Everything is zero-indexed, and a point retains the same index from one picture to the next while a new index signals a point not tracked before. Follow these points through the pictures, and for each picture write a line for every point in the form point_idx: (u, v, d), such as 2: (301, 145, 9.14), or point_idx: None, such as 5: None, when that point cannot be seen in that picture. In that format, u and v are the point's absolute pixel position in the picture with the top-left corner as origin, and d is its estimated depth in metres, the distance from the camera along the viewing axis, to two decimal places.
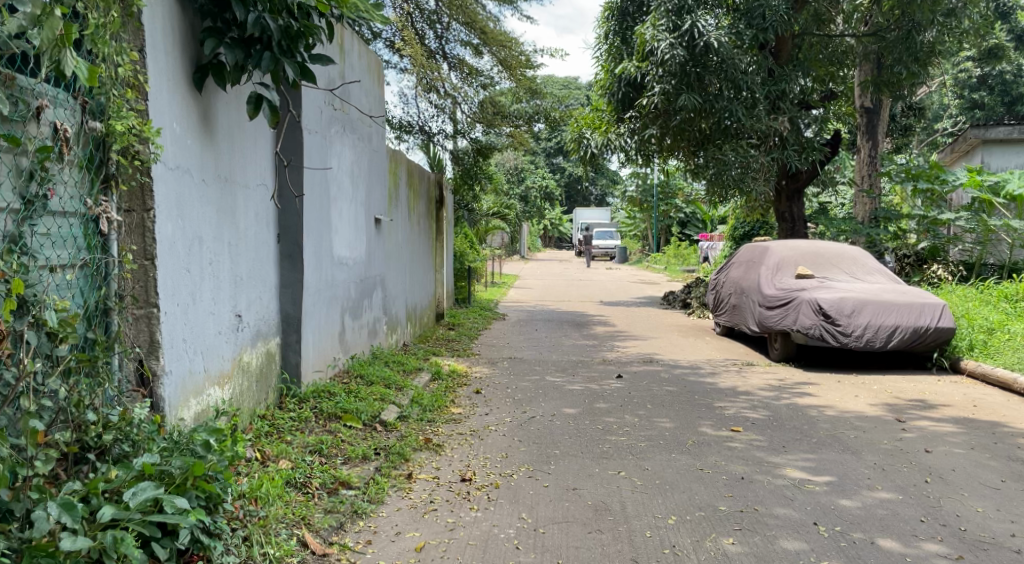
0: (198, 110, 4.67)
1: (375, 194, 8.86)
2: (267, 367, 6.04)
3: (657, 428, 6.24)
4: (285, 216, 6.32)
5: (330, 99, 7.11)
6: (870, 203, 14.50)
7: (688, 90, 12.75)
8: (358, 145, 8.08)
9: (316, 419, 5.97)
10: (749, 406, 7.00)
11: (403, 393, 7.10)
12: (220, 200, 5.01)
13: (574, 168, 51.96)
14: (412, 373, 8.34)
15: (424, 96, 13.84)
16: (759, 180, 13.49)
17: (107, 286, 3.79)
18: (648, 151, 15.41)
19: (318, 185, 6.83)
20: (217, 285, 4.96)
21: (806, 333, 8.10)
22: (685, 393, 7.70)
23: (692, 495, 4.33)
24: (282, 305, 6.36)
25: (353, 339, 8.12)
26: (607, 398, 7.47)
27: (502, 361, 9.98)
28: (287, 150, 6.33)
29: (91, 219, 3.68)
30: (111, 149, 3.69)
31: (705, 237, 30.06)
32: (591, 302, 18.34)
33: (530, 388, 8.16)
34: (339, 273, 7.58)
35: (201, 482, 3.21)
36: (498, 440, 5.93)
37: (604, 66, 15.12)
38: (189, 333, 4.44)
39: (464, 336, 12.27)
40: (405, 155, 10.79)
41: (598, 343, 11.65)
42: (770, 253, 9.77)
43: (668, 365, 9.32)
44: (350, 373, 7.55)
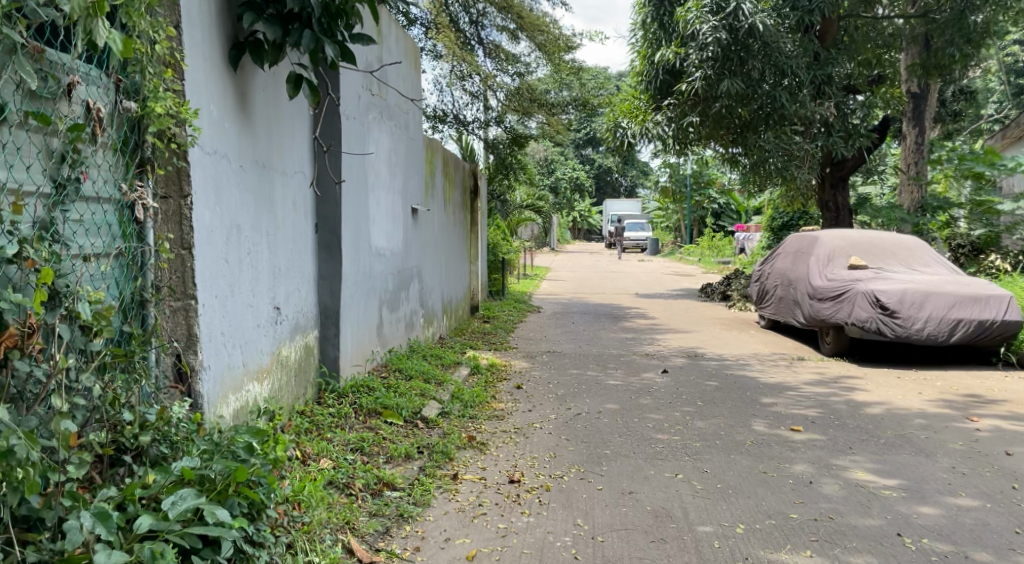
0: (236, 92, 4.47)
1: (412, 183, 8.64)
2: (306, 361, 5.86)
3: (711, 426, 5.96)
4: (323, 206, 6.11)
5: (367, 84, 6.89)
6: (916, 192, 14.12)
7: (731, 76, 12.44)
8: (395, 132, 7.87)
9: (356, 415, 5.78)
10: (805, 403, 6.69)
11: (443, 389, 6.89)
12: (258, 187, 4.81)
13: (604, 160, 51.50)
14: (451, 368, 8.12)
15: (458, 83, 13.62)
16: (803, 169, 13.20)
17: (143, 277, 3.60)
18: (686, 140, 15.08)
19: (357, 172, 6.62)
20: (256, 276, 4.76)
21: (861, 327, 7.77)
22: (734, 388, 7.40)
23: (760, 502, 4.08)
24: (320, 298, 6.17)
25: (391, 333, 7.92)
26: (653, 394, 7.20)
27: (541, 355, 9.72)
28: (325, 136, 6.12)
29: (127, 206, 3.48)
30: (147, 131, 3.50)
31: (741, 228, 29.58)
32: (627, 295, 18.03)
33: (572, 383, 7.90)
34: (377, 264, 7.37)
35: (243, 488, 3.00)
36: (545, 438, 5.68)
37: (642, 52, 14.80)
38: (228, 326, 4.25)
39: (500, 330, 12.03)
40: (441, 143, 10.56)
41: (638, 337, 11.35)
42: (821, 243, 9.47)
43: (713, 360, 9.00)
44: (388, 367, 7.35)
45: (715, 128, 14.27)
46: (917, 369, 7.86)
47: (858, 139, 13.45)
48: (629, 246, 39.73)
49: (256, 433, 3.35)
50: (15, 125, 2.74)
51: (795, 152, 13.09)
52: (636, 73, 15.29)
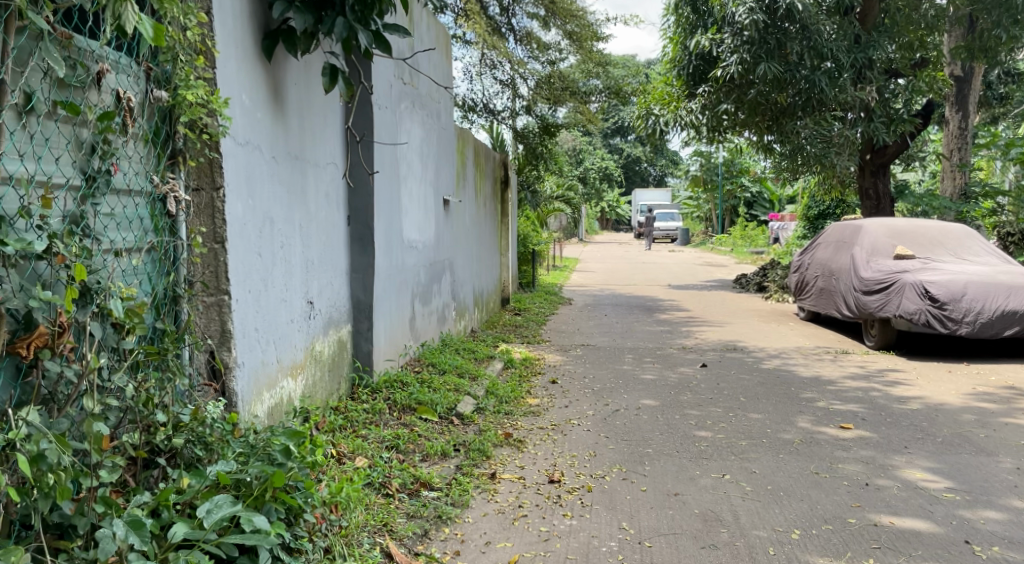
0: (268, 82, 4.36)
1: (444, 173, 8.51)
2: (339, 356, 5.76)
3: (755, 422, 5.82)
4: (356, 198, 6.00)
5: (399, 73, 6.76)
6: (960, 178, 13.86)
7: (767, 59, 12.40)
8: (427, 122, 7.74)
9: (390, 411, 5.69)
10: (851, 398, 6.51)
11: (477, 384, 6.77)
12: (291, 179, 4.70)
13: (633, 149, 51.10)
14: (484, 362, 8.00)
15: (489, 71, 13.51)
16: (843, 156, 12.94)
17: (176, 272, 3.50)
18: (720, 127, 14.87)
19: (389, 162, 6.49)
20: (289, 270, 4.65)
21: (910, 319, 7.57)
22: (775, 382, 7.23)
23: (814, 505, 3.97)
24: (353, 291, 6.06)
25: (424, 326, 7.82)
26: (692, 388, 7.05)
27: (575, 348, 9.58)
28: (357, 125, 6.00)
29: (158, 198, 3.38)
30: (179, 121, 3.40)
31: (776, 218, 29.21)
32: (659, 286, 17.83)
33: (609, 377, 7.76)
34: (410, 257, 7.25)
35: (280, 493, 2.89)
36: (583, 436, 5.55)
37: (675, 39, 14.61)
38: (261, 322, 4.15)
39: (532, 322, 11.90)
40: (473, 133, 10.41)
41: (673, 329, 11.17)
42: (864, 232, 9.30)
43: (752, 354, 8.82)
44: (421, 361, 7.25)
45: (750, 115, 14.03)
46: (967, 363, 7.62)
47: (898, 125, 13.35)
48: (659, 237, 39.39)
49: (292, 435, 3.24)
50: (44, 115, 2.63)
51: (833, 137, 12.95)
52: (668, 60, 15.06)
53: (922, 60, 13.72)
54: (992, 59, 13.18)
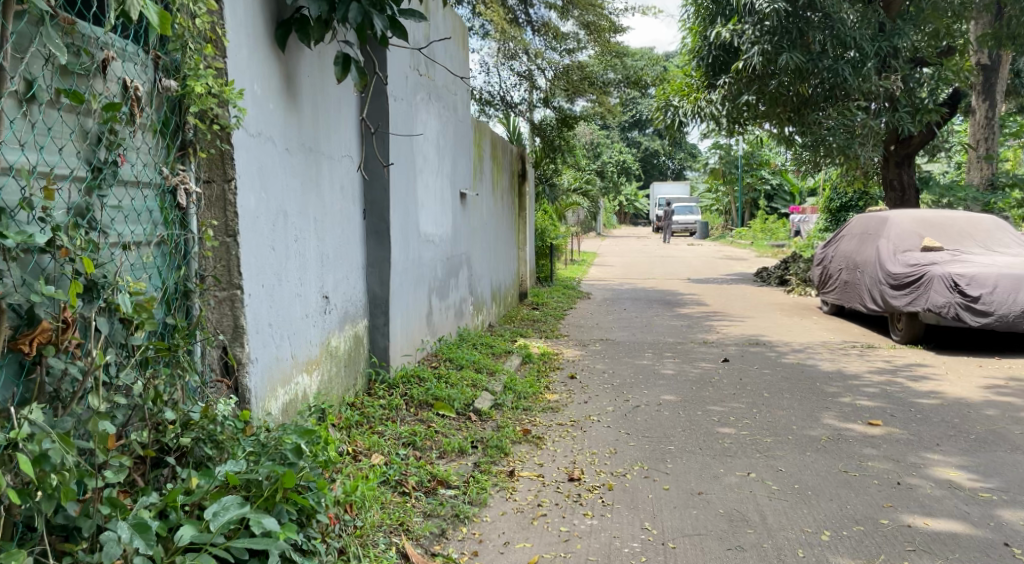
0: (281, 71, 4.27)
1: (460, 166, 8.40)
2: (355, 351, 5.68)
3: (780, 419, 5.70)
4: (371, 190, 5.91)
5: (415, 64, 6.66)
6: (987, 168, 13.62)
7: (789, 48, 12.61)
8: (443, 114, 7.64)
9: (407, 407, 5.61)
10: (878, 393, 6.38)
11: (495, 379, 6.68)
12: (305, 171, 4.61)
13: (651, 143, 50.83)
14: (502, 357, 7.91)
15: (506, 62, 13.41)
16: (867, 146, 12.98)
17: (187, 266, 3.42)
18: (740, 119, 14.72)
19: (405, 154, 6.40)
20: (304, 264, 4.57)
21: (939, 314, 7.48)
22: (800, 376, 7.09)
23: (844, 505, 3.89)
24: (369, 286, 5.98)
25: (441, 321, 7.73)
26: (715, 383, 6.93)
27: (594, 343, 9.47)
28: (372, 117, 5.91)
29: (168, 190, 3.29)
30: (188, 111, 3.31)
31: (796, 211, 28.98)
32: (679, 280, 17.68)
33: (629, 372, 7.64)
34: (426, 250, 7.16)
35: (292, 495, 2.81)
36: (603, 432, 5.46)
37: (694, 30, 14.53)
38: (275, 317, 4.07)
39: (550, 317, 11.80)
40: (490, 126, 10.30)
41: (693, 323, 11.03)
42: (890, 222, 9.30)
43: (775, 350, 8.68)
44: (438, 357, 7.17)
45: (771, 105, 13.88)
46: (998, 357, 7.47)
47: (923, 114, 13.30)
48: (677, 231, 39.14)
49: (304, 434, 3.15)
50: (46, 104, 2.56)
51: (857, 127, 13.01)
52: (687, 51, 14.97)
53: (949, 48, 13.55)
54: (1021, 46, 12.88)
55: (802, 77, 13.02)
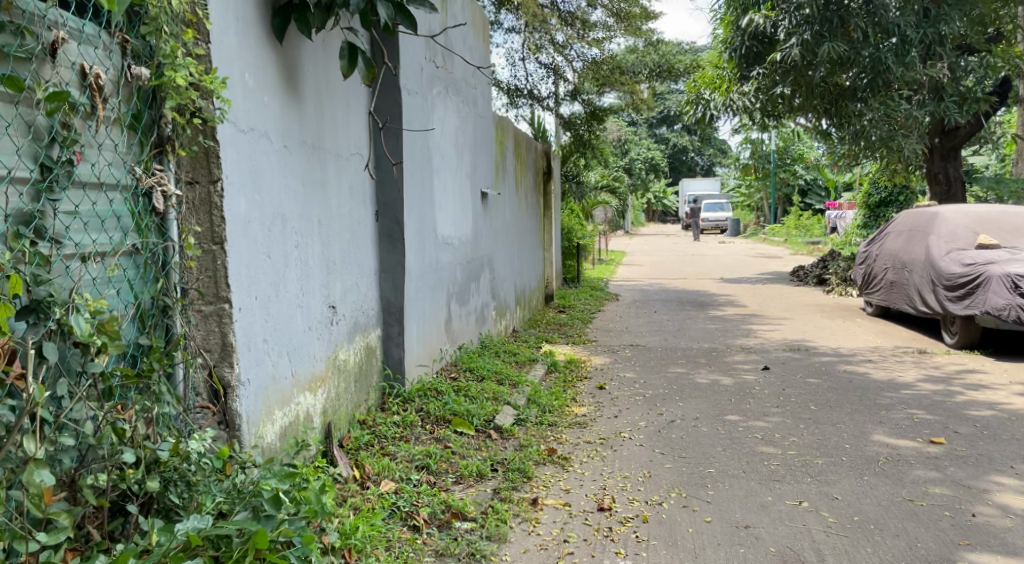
0: (280, 60, 3.88)
1: (481, 164, 8.00)
2: (367, 363, 5.29)
3: (829, 437, 5.30)
4: (384, 191, 5.52)
5: (430, 55, 6.27)
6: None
7: (829, 38, 12.22)
8: (462, 109, 7.23)
9: (423, 423, 5.22)
10: (935, 404, 5.92)
11: (518, 391, 6.29)
12: (307, 170, 4.23)
13: (679, 138, 50.18)
14: (525, 366, 7.52)
15: (533, 53, 13.00)
16: (911, 138, 12.77)
17: (166, 278, 3.04)
18: (774, 111, 14.26)
19: (420, 151, 6.00)
20: (306, 272, 4.18)
21: (999, 316, 7.87)
22: (846, 386, 6.64)
23: (913, 543, 3.59)
24: (382, 293, 5.59)
25: (461, 329, 7.34)
26: (756, 395, 6.51)
27: (624, 349, 9.09)
28: (383, 113, 5.51)
29: (141, 193, 2.91)
30: (166, 105, 2.94)
31: (832, 207, 28.26)
32: (712, 279, 17.22)
33: (661, 382, 7.24)
34: (444, 254, 6.76)
35: (266, 556, 2.52)
36: (636, 452, 5.09)
37: (727, 19, 14.15)
38: (272, 331, 3.68)
39: (577, 320, 11.42)
40: (513, 123, 9.91)
41: (728, 327, 10.60)
42: (942, 221, 9.72)
43: (816, 359, 8.21)
44: (458, 367, 6.77)
45: (807, 96, 13.44)
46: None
47: (971, 104, 12.96)
48: (708, 228, 38.47)
49: (285, 477, 2.84)
50: None
51: (901, 119, 12.77)
52: (720, 41, 14.59)
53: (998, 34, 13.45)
54: None
55: (842, 66, 12.65)
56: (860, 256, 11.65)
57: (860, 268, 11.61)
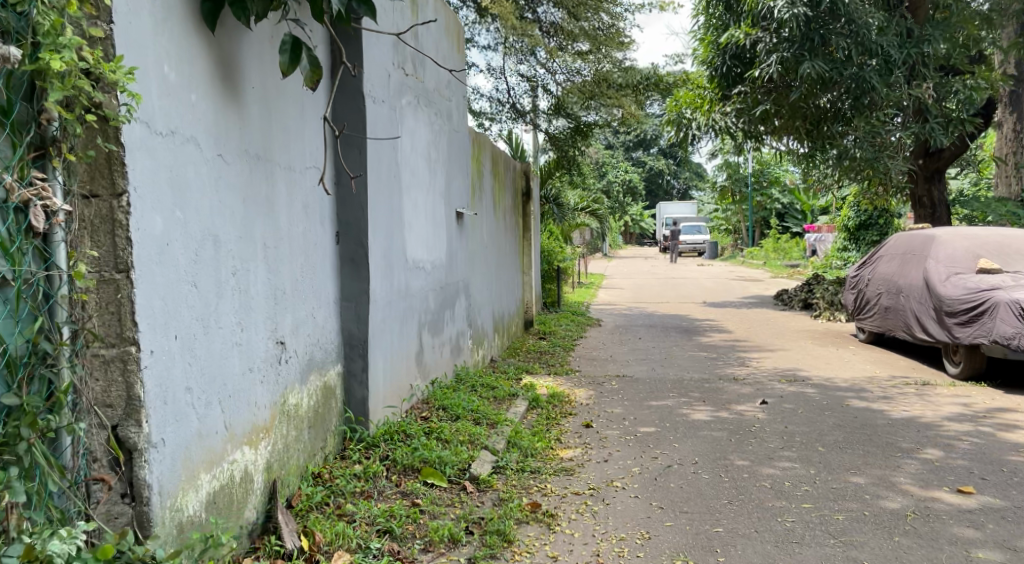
0: (216, 54, 3.29)
1: (457, 181, 7.43)
2: (325, 405, 4.66)
3: (846, 488, 4.79)
4: (346, 210, 4.95)
5: (398, 60, 5.69)
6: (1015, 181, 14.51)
7: (810, 57, 11.84)
8: (435, 122, 6.66)
9: (388, 474, 4.60)
10: (957, 457, 5.42)
11: (497, 432, 5.68)
12: (250, 184, 3.63)
13: (656, 162, 50.22)
14: (505, 402, 6.87)
15: (515, 64, 12.57)
16: (896, 159, 12.48)
17: (49, 316, 2.42)
18: (755, 131, 13.93)
19: (388, 166, 5.42)
20: (249, 303, 3.55)
21: (1006, 343, 7.42)
22: (856, 432, 6.16)
23: None
24: (344, 324, 4.99)
25: (435, 361, 6.73)
26: (758, 437, 6.10)
27: (610, 380, 8.56)
28: (344, 123, 4.94)
29: (14, 207, 2.31)
30: (49, 97, 2.34)
31: (810, 230, 28.01)
32: (695, 303, 16.78)
33: (653, 418, 6.71)
34: (416, 280, 6.17)
35: None
36: (631, 506, 4.54)
37: (708, 39, 13.86)
38: (204, 376, 3.05)
39: (559, 348, 10.88)
40: (491, 139, 9.37)
41: (718, 356, 10.11)
42: (939, 243, 9.29)
43: (816, 392, 7.72)
44: (430, 405, 6.14)
45: (790, 116, 13.08)
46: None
47: (956, 125, 12.67)
48: (686, 251, 38.24)
49: None
50: None
51: (885, 141, 12.50)
52: (700, 62, 14.24)
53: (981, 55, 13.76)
54: None
55: (824, 87, 12.27)
56: (851, 281, 11.19)
57: (852, 292, 11.12)
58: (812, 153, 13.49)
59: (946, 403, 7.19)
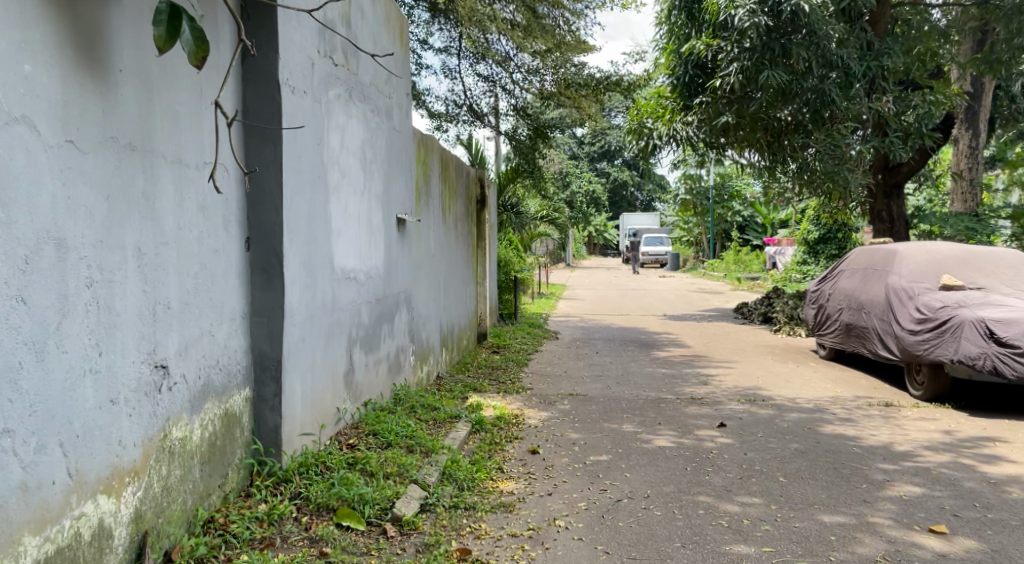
0: (73, 25, 2.78)
1: (398, 185, 6.86)
2: (228, 437, 4.07)
3: (811, 529, 4.40)
4: (257, 213, 4.40)
5: (326, 48, 5.14)
6: (967, 197, 14.63)
7: (771, 67, 11.52)
8: (372, 120, 6.12)
9: (297, 516, 4.04)
10: (927, 496, 5.10)
11: (431, 461, 5.13)
12: (121, 181, 3.08)
13: (619, 173, 50.12)
14: (445, 426, 6.31)
15: (472, 64, 12.03)
16: (856, 173, 12.15)
17: None
18: (716, 142, 13.58)
19: (311, 165, 4.86)
20: (115, 322, 2.99)
21: (971, 365, 7.09)
22: (821, 463, 5.77)
23: None
24: (253, 342, 4.41)
25: (369, 382, 6.15)
26: (716, 466, 5.64)
27: (562, 398, 8.07)
28: (256, 115, 4.38)
29: None
30: None
31: (770, 243, 27.96)
32: (654, 315, 16.40)
33: (606, 442, 6.24)
34: (347, 292, 5.59)
35: None
36: (573, 551, 4.08)
37: (669, 47, 13.54)
38: (31, 410, 2.54)
39: (511, 362, 10.37)
40: (438, 141, 8.81)
41: (677, 372, 9.67)
42: (899, 257, 8.97)
43: (778, 413, 7.31)
44: (360, 431, 5.56)
45: (750, 128, 12.73)
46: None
47: (915, 139, 12.68)
48: (648, 262, 38.04)
49: None
50: None
51: (845, 154, 12.19)
52: (660, 70, 13.88)
53: (939, 71, 13.83)
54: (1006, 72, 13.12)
55: (784, 99, 11.97)
56: (811, 295, 10.84)
57: (812, 307, 10.75)
58: (773, 165, 13.16)
59: (912, 428, 6.83)
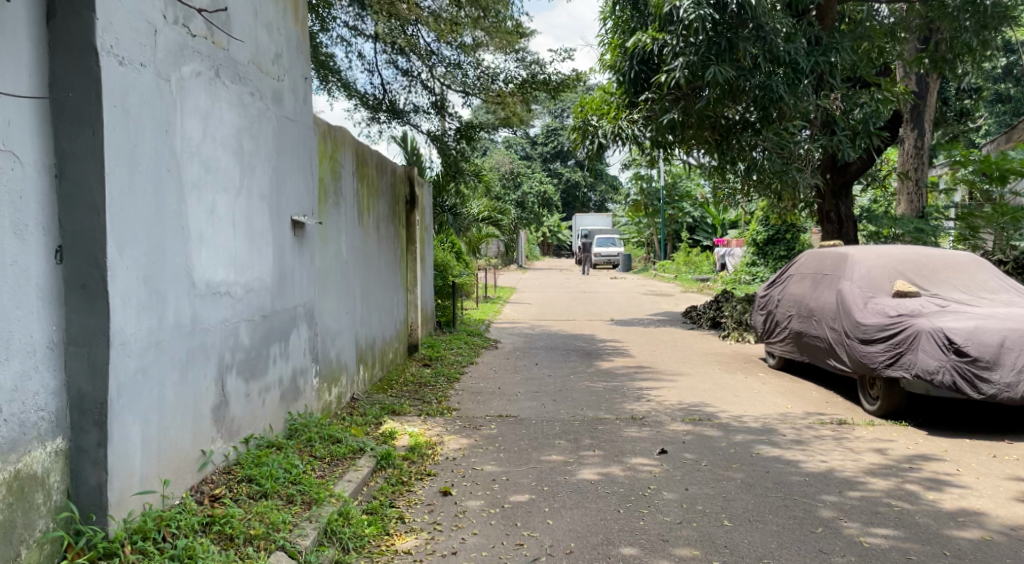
0: None
1: (291, 183, 5.93)
2: (17, 508, 3.21)
3: None
4: (72, 215, 3.47)
5: (179, 15, 4.24)
6: (914, 200, 14.15)
7: (717, 61, 10.77)
8: (253, 106, 5.19)
9: None
10: (888, 542, 4.35)
11: (311, 515, 4.22)
12: None
13: (572, 174, 49.55)
14: (344, 463, 5.39)
15: (393, 58, 11.14)
16: (805, 173, 11.58)
17: None
18: (665, 142, 12.79)
19: (155, 154, 3.93)
20: None
21: (930, 379, 6.41)
22: (770, 499, 5.00)
23: None
24: (69, 378, 3.47)
25: (252, 415, 5.17)
26: (653, 507, 4.83)
27: (489, 421, 7.20)
28: (67, 91, 3.47)
29: None
30: None
31: (720, 244, 27.50)
32: (601, 321, 15.62)
33: (529, 478, 5.38)
34: (214, 311, 4.63)
35: None
36: None
37: (613, 41, 12.78)
38: None
39: (441, 377, 9.48)
40: (350, 136, 7.87)
41: (619, 386, 8.86)
42: (851, 261, 8.30)
43: (725, 436, 6.54)
44: (234, 477, 4.62)
45: (696, 128, 12.06)
46: (1006, 444, 6.32)
47: (863, 138, 11.99)
48: (600, 263, 37.39)
49: None
50: None
51: (794, 153, 11.60)
52: (606, 66, 13.09)
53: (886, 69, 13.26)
54: (954, 70, 12.71)
55: (731, 97, 11.34)
56: (760, 301, 10.15)
57: (761, 314, 10.06)
58: (722, 166, 12.47)
59: (868, 451, 6.10)
